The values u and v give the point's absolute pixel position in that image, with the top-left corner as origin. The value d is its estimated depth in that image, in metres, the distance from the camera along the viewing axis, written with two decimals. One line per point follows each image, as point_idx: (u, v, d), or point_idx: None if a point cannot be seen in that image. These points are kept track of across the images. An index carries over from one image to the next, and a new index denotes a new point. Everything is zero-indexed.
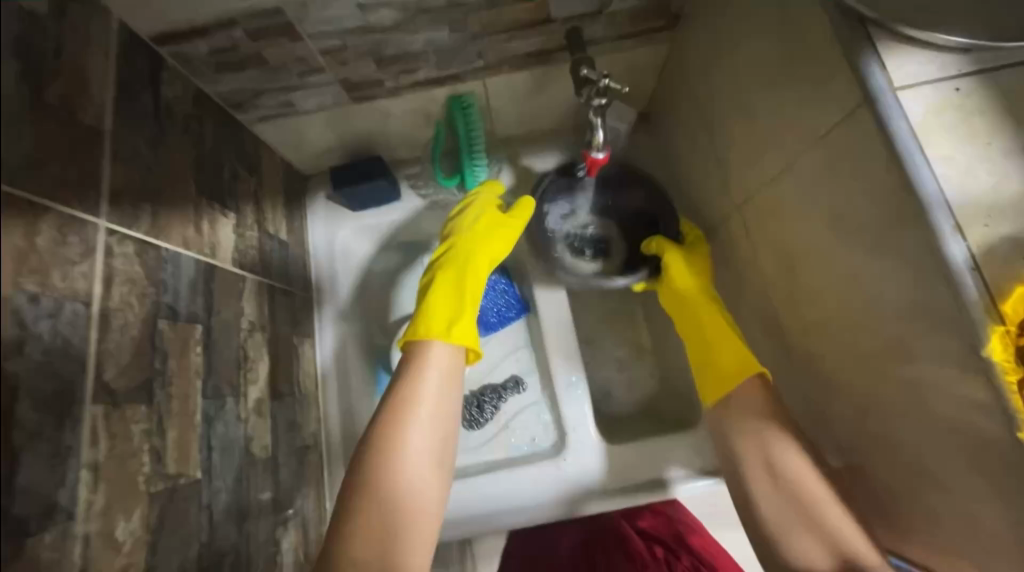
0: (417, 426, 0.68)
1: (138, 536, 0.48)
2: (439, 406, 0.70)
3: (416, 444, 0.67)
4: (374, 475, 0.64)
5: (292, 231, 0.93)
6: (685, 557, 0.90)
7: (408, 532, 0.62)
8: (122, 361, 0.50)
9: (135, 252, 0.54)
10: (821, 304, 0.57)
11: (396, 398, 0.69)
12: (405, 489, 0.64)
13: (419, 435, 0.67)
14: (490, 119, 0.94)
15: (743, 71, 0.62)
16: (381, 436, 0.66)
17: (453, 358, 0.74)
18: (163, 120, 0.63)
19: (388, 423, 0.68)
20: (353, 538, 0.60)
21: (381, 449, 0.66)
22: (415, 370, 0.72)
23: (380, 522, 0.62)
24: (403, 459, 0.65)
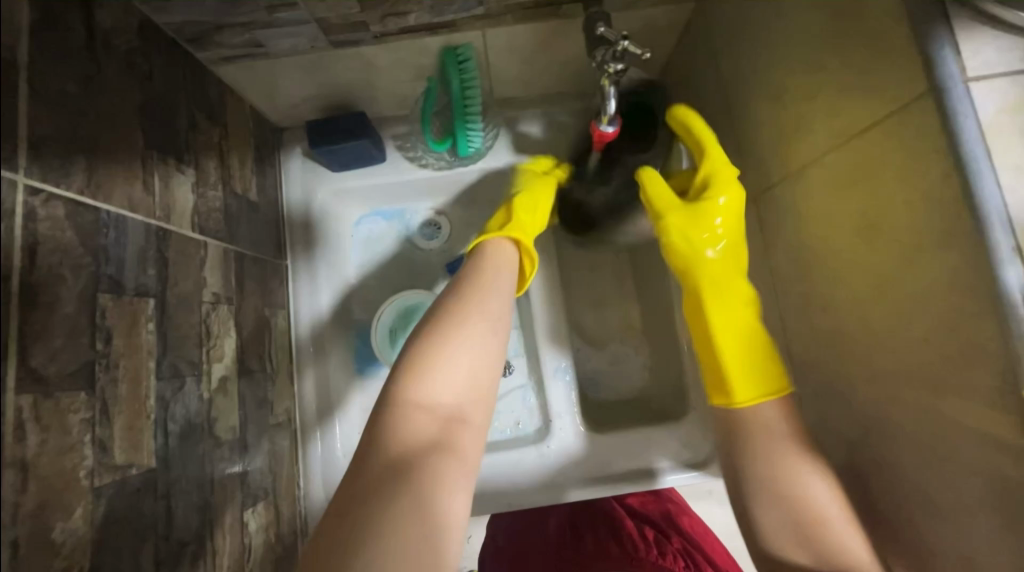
0: (480, 319, 0.61)
1: (81, 535, 0.44)
2: (501, 304, 0.64)
3: (478, 337, 0.60)
4: (431, 366, 0.56)
5: (264, 191, 0.84)
6: (675, 537, 0.88)
7: (459, 435, 0.55)
8: (54, 344, 0.43)
9: (65, 215, 0.46)
10: (834, 313, 0.53)
11: (458, 290, 0.63)
12: (461, 388, 0.57)
13: (479, 331, 0.60)
14: (488, 76, 0.85)
15: (779, 43, 0.55)
16: (443, 325, 0.59)
17: (511, 263, 0.69)
18: (101, 54, 0.53)
19: (450, 315, 0.60)
20: (403, 426, 0.52)
21: (439, 340, 0.58)
22: (481, 269, 0.66)
23: (433, 424, 0.54)
24: (463, 352, 0.58)
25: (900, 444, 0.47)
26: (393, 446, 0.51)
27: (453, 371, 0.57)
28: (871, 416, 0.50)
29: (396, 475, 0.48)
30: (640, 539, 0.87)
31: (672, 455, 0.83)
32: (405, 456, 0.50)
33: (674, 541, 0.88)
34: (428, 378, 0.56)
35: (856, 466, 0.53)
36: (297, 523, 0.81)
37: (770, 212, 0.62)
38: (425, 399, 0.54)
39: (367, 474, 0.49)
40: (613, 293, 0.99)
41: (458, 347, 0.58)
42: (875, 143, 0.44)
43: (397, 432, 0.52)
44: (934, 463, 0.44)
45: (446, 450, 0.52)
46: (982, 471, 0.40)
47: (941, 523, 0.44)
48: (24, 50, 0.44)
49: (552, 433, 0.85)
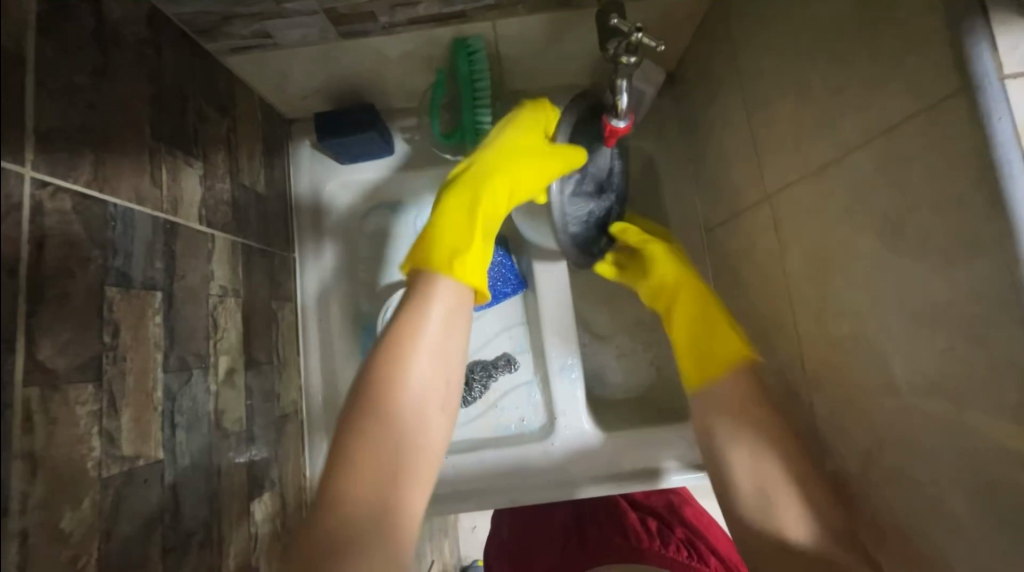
0: (417, 376, 0.59)
1: (88, 525, 0.45)
2: (437, 356, 0.60)
3: (414, 397, 0.58)
4: (368, 434, 0.55)
5: (272, 183, 0.84)
6: (678, 528, 0.88)
7: (397, 503, 0.54)
8: (62, 336, 0.44)
9: (73, 208, 0.46)
10: (851, 318, 0.51)
11: (394, 341, 0.60)
12: (399, 451, 0.55)
13: (418, 386, 0.58)
14: (499, 68, 0.83)
15: (803, 35, 0.52)
16: (379, 385, 0.57)
17: (457, 306, 0.63)
18: (109, 46, 0.52)
19: (388, 370, 0.58)
20: (336, 502, 0.52)
21: (376, 405, 0.56)
22: (416, 318, 0.61)
23: (367, 495, 0.53)
24: (400, 417, 0.56)
25: (917, 457, 0.45)
26: (329, 524, 0.51)
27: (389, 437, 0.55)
28: (886, 425, 0.49)
29: (330, 560, 0.49)
30: (643, 530, 0.86)
31: (678, 455, 0.82)
32: (340, 535, 0.50)
33: (677, 532, 0.88)
34: (361, 449, 0.54)
35: (869, 475, 0.52)
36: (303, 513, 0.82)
37: (787, 212, 0.60)
38: (359, 469, 0.53)
39: (307, 553, 0.50)
40: (621, 290, 0.98)
41: (395, 410, 0.56)
42: (902, 143, 0.42)
43: (333, 510, 0.51)
44: (952, 477, 0.42)
45: (382, 524, 0.52)
46: (1004, 488, 0.38)
47: (957, 539, 0.43)
48: (30, 42, 0.44)
49: (557, 430, 0.85)
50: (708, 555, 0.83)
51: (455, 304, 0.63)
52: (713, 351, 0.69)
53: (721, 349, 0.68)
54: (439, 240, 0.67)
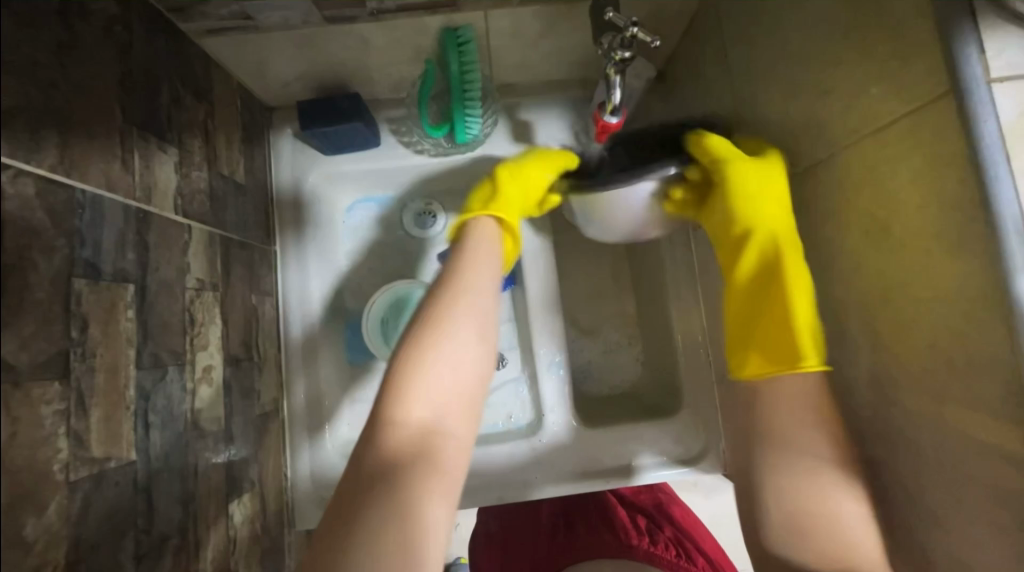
0: (465, 314, 0.59)
1: (55, 531, 0.42)
2: (479, 306, 0.60)
3: (461, 335, 0.57)
4: (413, 371, 0.54)
5: (252, 172, 0.81)
6: (666, 527, 0.90)
7: (443, 439, 0.53)
8: (25, 331, 0.41)
9: (35, 194, 0.43)
10: (839, 317, 0.52)
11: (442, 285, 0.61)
12: (445, 390, 0.54)
13: (465, 326, 0.58)
14: (489, 60, 0.82)
15: (794, 36, 0.53)
16: (427, 324, 0.57)
17: (492, 263, 0.65)
18: (75, 20, 0.49)
19: (434, 311, 0.59)
20: (385, 437, 0.51)
21: (421, 342, 0.56)
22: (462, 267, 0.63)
23: (411, 435, 0.51)
24: (444, 358, 0.55)
25: (897, 449, 0.47)
26: (377, 457, 0.50)
27: (427, 378, 0.54)
28: (869, 419, 0.50)
29: (379, 487, 0.48)
30: (633, 527, 0.87)
31: (663, 451, 0.83)
32: (388, 468, 0.49)
33: (665, 530, 0.89)
34: (405, 384, 0.54)
35: None
36: (283, 515, 0.80)
37: None
38: (405, 404, 0.52)
39: (354, 479, 0.49)
40: (608, 287, 0.98)
41: (439, 347, 0.56)
42: (891, 144, 0.43)
43: (382, 444, 0.51)
44: (931, 468, 0.44)
45: (428, 459, 0.51)
46: (981, 478, 0.40)
47: (936, 530, 0.44)
48: None
49: (545, 427, 0.84)
50: (695, 555, 0.85)
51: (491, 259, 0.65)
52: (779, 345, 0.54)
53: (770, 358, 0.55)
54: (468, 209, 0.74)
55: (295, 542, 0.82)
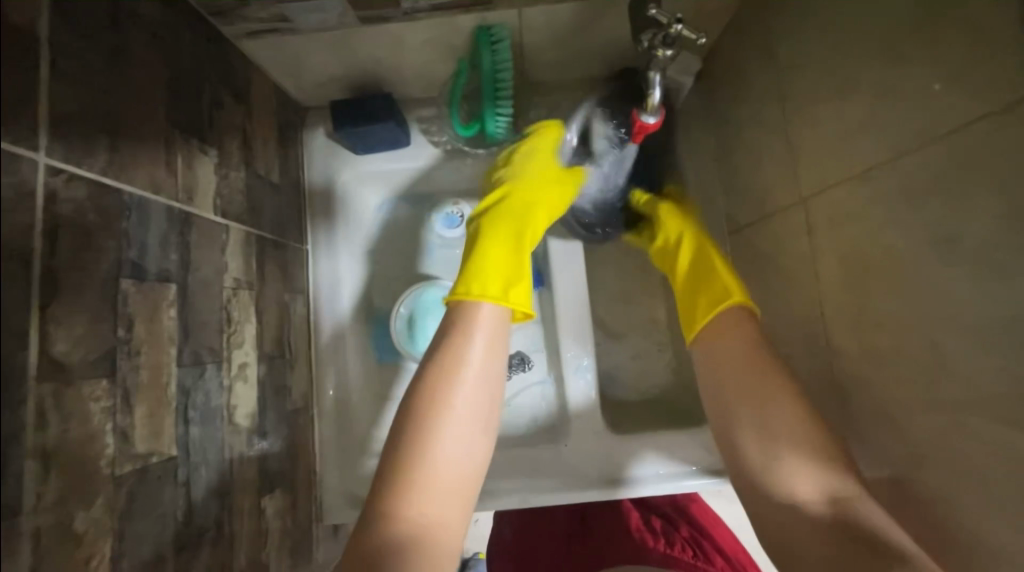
0: (462, 400, 0.58)
1: (103, 523, 0.43)
2: (477, 383, 0.60)
3: (458, 421, 0.57)
4: (409, 462, 0.55)
5: (286, 172, 0.82)
6: (683, 527, 0.87)
7: (439, 531, 0.54)
8: (76, 331, 0.42)
9: (86, 197, 0.44)
10: (895, 333, 0.49)
11: (438, 361, 0.60)
12: (441, 482, 0.55)
13: (462, 411, 0.58)
14: (521, 58, 0.80)
15: (853, 30, 0.50)
16: (425, 407, 0.57)
17: (493, 334, 0.62)
18: (125, 27, 0.50)
19: (430, 392, 0.58)
20: (381, 528, 0.52)
21: (418, 433, 0.56)
22: (460, 343, 0.61)
23: (410, 521, 0.53)
24: (443, 445, 0.56)
25: (962, 477, 0.44)
26: (375, 549, 0.51)
27: (425, 463, 0.55)
28: (927, 443, 0.47)
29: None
30: (648, 529, 0.85)
31: (692, 462, 0.80)
32: (382, 557, 0.50)
33: (682, 530, 0.86)
34: (404, 466, 0.55)
35: (900, 490, 0.50)
36: (312, 509, 0.81)
37: (823, 217, 0.58)
38: (400, 501, 0.53)
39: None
40: (638, 290, 0.95)
41: (432, 430, 0.56)
42: (964, 149, 0.40)
43: (379, 533, 0.52)
44: (1001, 502, 0.40)
45: (423, 556, 0.51)
46: None
47: (1004, 567, 0.41)
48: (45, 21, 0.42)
49: (572, 432, 0.83)
50: (714, 556, 0.82)
51: (493, 330, 0.63)
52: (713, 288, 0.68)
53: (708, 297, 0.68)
54: (485, 280, 0.66)
55: (323, 536, 0.83)
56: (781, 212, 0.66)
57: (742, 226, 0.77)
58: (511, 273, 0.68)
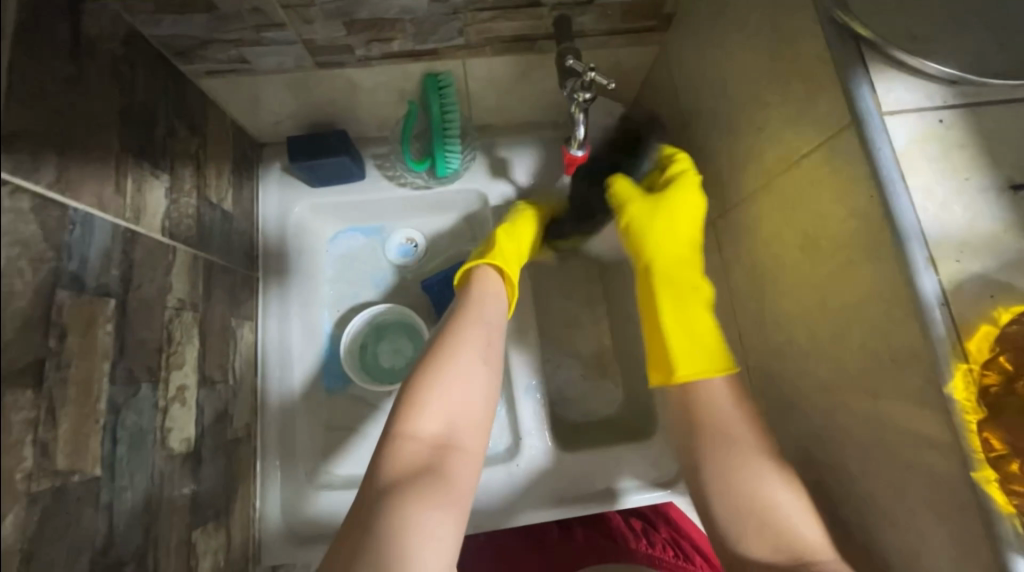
0: (469, 355, 0.66)
1: (9, 544, 0.41)
2: (486, 346, 0.68)
3: (467, 359, 0.65)
4: (422, 405, 0.62)
5: (239, 202, 0.84)
6: (663, 527, 0.89)
7: (454, 455, 0.61)
8: (3, 338, 0.42)
9: (30, 209, 0.46)
10: (788, 328, 0.56)
11: (453, 322, 0.68)
12: (450, 414, 0.62)
13: (470, 353, 0.66)
14: (468, 102, 0.89)
15: (731, 82, 0.61)
16: (437, 350, 0.66)
17: (495, 303, 0.72)
18: (84, 57, 0.54)
19: (444, 344, 0.66)
20: (397, 456, 0.59)
21: (433, 363, 0.64)
22: (469, 305, 0.70)
23: (423, 453, 0.59)
24: (454, 392, 0.63)
25: (847, 451, 0.49)
26: (392, 472, 0.57)
27: (438, 403, 0.62)
28: (820, 422, 0.53)
29: (386, 503, 0.54)
30: (628, 532, 0.88)
31: (641, 475, 0.83)
32: (398, 483, 0.56)
33: (661, 530, 0.89)
34: (419, 407, 0.61)
35: (808, 473, 0.56)
36: (249, 548, 0.77)
37: (727, 235, 0.66)
38: (418, 423, 0.60)
39: (367, 499, 0.56)
40: (585, 313, 1.01)
41: (446, 376, 0.63)
42: (812, 168, 0.49)
43: (390, 469, 0.57)
44: (874, 466, 0.46)
45: (436, 480, 0.58)
46: (916, 471, 0.42)
47: (887, 526, 0.46)
48: (6, 47, 0.45)
49: (522, 452, 0.84)
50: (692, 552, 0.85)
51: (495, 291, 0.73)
52: (692, 356, 0.63)
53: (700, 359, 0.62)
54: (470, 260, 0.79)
55: None
56: (697, 235, 0.75)
57: None
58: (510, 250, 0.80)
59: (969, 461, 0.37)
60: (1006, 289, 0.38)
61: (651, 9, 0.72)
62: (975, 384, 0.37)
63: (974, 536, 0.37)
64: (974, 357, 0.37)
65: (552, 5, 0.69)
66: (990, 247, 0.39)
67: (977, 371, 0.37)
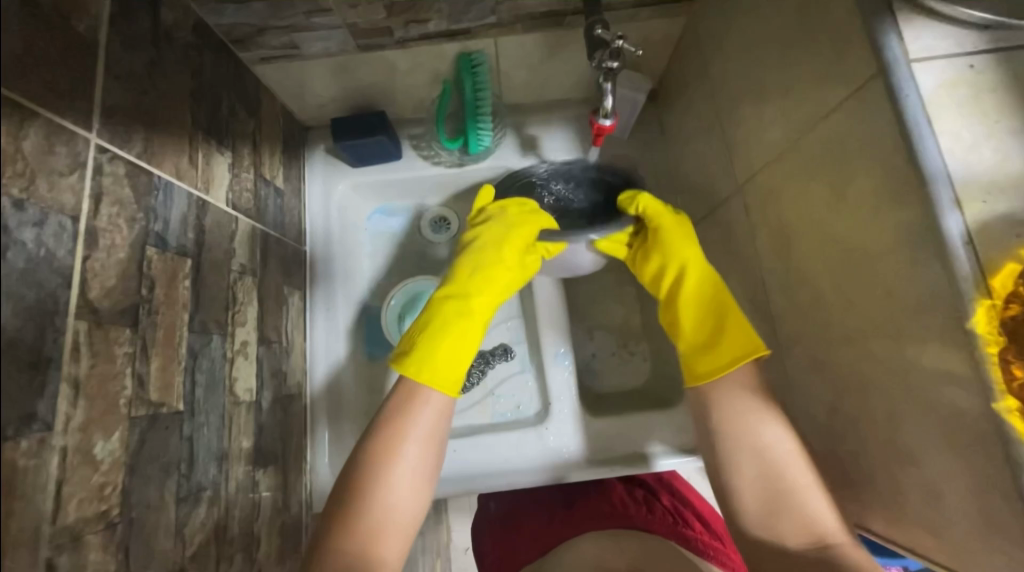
0: (403, 471, 0.63)
1: (116, 456, 0.48)
2: (424, 457, 0.65)
3: (404, 489, 0.63)
4: (354, 523, 0.59)
5: (289, 180, 0.91)
6: (665, 495, 0.92)
7: None
8: (108, 282, 0.49)
9: (125, 174, 0.52)
10: (814, 284, 0.57)
11: (387, 432, 0.64)
12: (384, 536, 0.60)
13: (404, 483, 0.63)
14: (499, 81, 0.93)
15: (759, 44, 0.62)
16: (372, 491, 0.61)
17: (432, 408, 0.67)
18: (162, 44, 0.61)
19: (376, 459, 0.63)
20: None
21: (366, 487, 0.61)
22: (404, 413, 0.66)
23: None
24: (389, 510, 0.61)
25: (873, 399, 0.50)
26: None
27: (370, 525, 0.60)
28: (844, 374, 0.54)
29: None
30: (630, 499, 0.89)
31: (669, 440, 0.86)
32: None
33: (664, 498, 0.92)
34: (351, 530, 0.59)
35: (834, 423, 0.57)
36: (303, 496, 0.84)
37: (755, 199, 0.67)
38: (347, 552, 0.58)
39: None
40: (613, 286, 1.04)
41: (381, 496, 0.61)
42: (839, 123, 0.50)
43: None
44: (901, 411, 0.47)
45: None
46: (940, 409, 0.43)
47: (911, 467, 0.47)
48: (104, 32, 0.52)
49: (552, 416, 0.88)
50: (694, 520, 0.87)
51: (434, 397, 0.68)
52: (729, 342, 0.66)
53: (729, 340, 0.66)
54: (435, 367, 0.70)
55: (312, 526, 0.85)
56: (724, 202, 0.76)
57: (696, 220, 0.87)
58: (460, 361, 0.71)
59: (991, 392, 0.38)
60: None
61: None
62: (999, 317, 0.38)
63: (998, 469, 0.38)
64: (998, 293, 0.38)
65: None
66: (1017, 188, 0.40)
67: (1000, 306, 0.38)
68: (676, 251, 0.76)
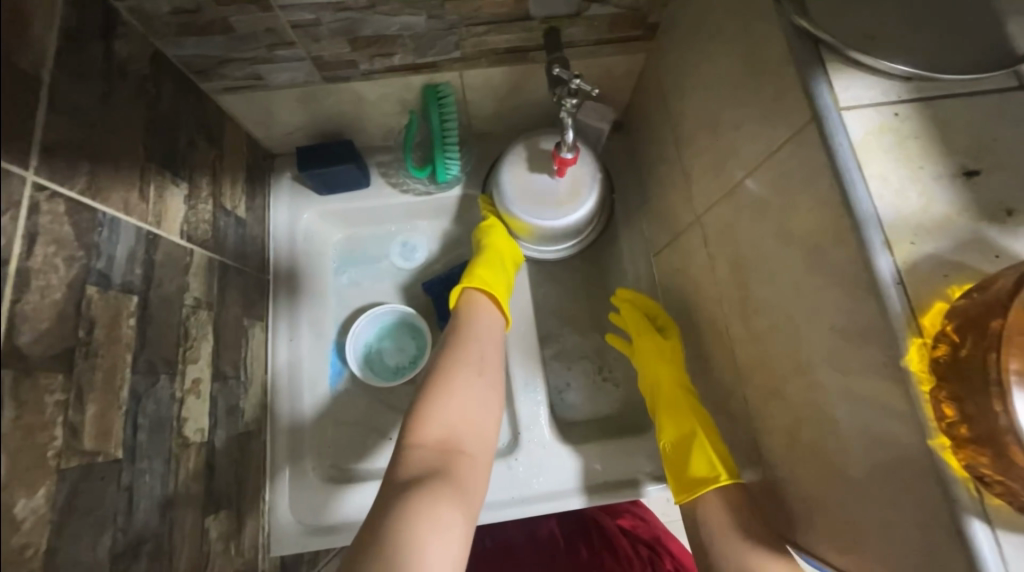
0: (473, 365, 0.75)
1: (41, 514, 0.45)
2: (488, 358, 0.77)
3: (472, 378, 0.74)
4: (437, 404, 0.70)
5: (252, 209, 0.90)
6: (667, 558, 0.92)
7: (462, 458, 0.68)
8: (41, 326, 0.46)
9: (65, 211, 0.50)
10: (767, 317, 0.58)
11: (458, 333, 0.78)
12: (463, 416, 0.71)
13: (477, 377, 0.74)
14: (467, 111, 0.94)
15: (710, 85, 0.65)
16: (441, 375, 0.73)
17: (492, 322, 0.81)
18: (114, 76, 0.59)
19: (451, 354, 0.76)
20: (415, 455, 0.66)
21: (445, 374, 0.73)
22: (468, 320, 0.80)
23: (440, 444, 0.67)
24: (465, 396, 0.72)
25: (823, 433, 0.51)
26: (410, 468, 0.64)
27: (451, 406, 0.71)
28: (797, 407, 0.55)
29: (414, 487, 0.61)
30: (635, 557, 0.91)
31: (641, 469, 0.85)
32: (422, 472, 0.64)
33: (666, 562, 0.91)
34: (435, 410, 0.70)
35: (791, 454, 0.58)
36: (260, 539, 0.80)
37: (712, 230, 0.69)
38: (430, 427, 0.68)
39: (394, 486, 0.63)
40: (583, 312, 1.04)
41: (458, 382, 0.73)
42: (781, 164, 0.52)
43: (414, 457, 0.66)
44: (849, 445, 0.48)
45: (447, 475, 0.64)
46: (881, 441, 0.44)
47: (861, 501, 0.48)
48: (47, 67, 0.50)
49: (521, 446, 0.86)
50: None
51: (491, 314, 0.82)
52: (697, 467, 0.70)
53: (696, 468, 0.69)
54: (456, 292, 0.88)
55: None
56: (685, 231, 0.78)
57: (660, 248, 0.88)
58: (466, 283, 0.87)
59: (925, 428, 0.39)
60: (959, 268, 0.41)
61: (636, 20, 0.76)
62: (929, 355, 0.39)
63: (937, 504, 0.39)
64: (928, 332, 0.40)
65: (541, 18, 0.74)
66: (941, 229, 0.42)
67: (929, 344, 0.39)
68: (649, 368, 0.81)
